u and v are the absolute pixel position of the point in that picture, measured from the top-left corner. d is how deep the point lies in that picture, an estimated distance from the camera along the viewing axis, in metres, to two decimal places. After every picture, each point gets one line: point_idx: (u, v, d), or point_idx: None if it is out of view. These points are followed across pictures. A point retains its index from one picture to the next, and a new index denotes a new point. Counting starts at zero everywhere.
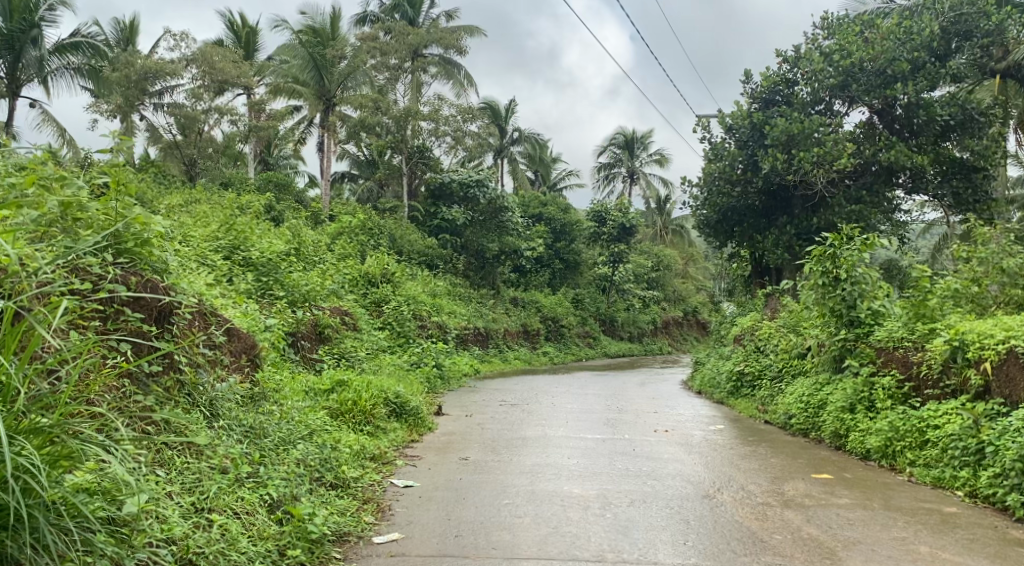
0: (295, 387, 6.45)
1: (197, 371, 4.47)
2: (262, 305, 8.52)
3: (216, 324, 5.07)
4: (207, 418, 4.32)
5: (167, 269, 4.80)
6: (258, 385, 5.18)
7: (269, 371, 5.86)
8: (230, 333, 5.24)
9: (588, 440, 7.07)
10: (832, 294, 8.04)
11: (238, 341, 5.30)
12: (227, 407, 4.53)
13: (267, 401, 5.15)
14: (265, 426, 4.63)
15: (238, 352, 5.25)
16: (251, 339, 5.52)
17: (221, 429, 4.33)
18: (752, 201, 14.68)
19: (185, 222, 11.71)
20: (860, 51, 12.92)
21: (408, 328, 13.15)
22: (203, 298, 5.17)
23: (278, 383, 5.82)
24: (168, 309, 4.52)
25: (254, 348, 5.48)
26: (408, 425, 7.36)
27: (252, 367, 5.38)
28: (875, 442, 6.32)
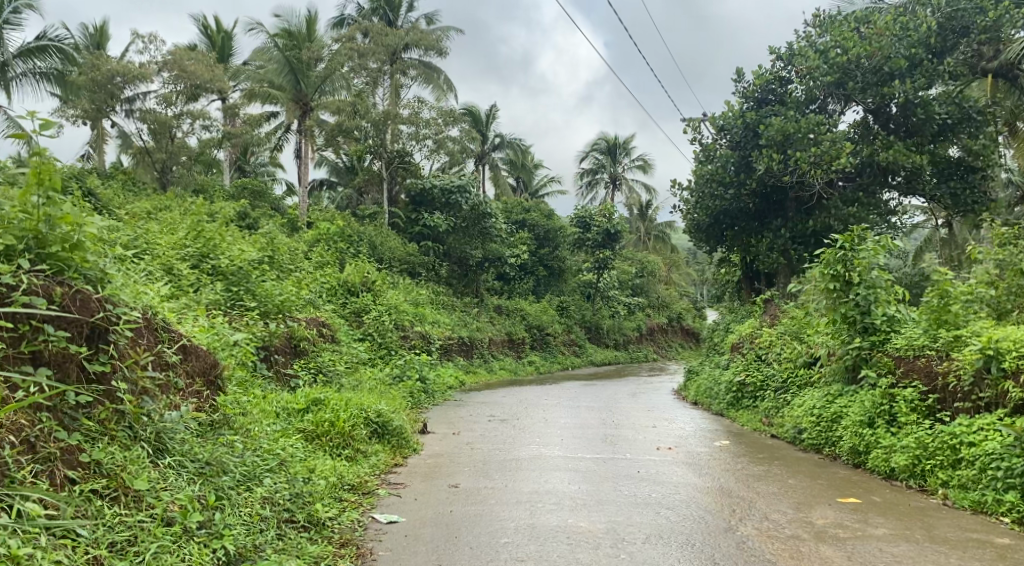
0: (265, 409, 5.84)
1: (141, 400, 3.93)
2: (230, 317, 7.88)
3: (167, 341, 4.47)
4: (151, 454, 3.76)
5: (106, 275, 4.17)
6: (217, 410, 4.58)
7: (235, 393, 5.25)
8: (185, 349, 4.62)
9: (587, 462, 6.50)
10: (844, 300, 7.57)
11: (196, 360, 4.69)
12: (176, 440, 3.93)
13: (229, 428, 4.54)
14: (225, 461, 4.05)
15: (195, 372, 4.64)
16: (212, 357, 4.90)
17: (169, 468, 3.75)
18: (744, 204, 14.23)
19: (150, 229, 11.04)
20: (857, 48, 12.53)
21: (391, 339, 12.54)
22: (153, 311, 4.56)
23: (244, 406, 5.20)
24: (104, 325, 3.88)
25: (215, 368, 4.87)
26: (390, 447, 6.74)
27: (212, 389, 4.78)
28: (901, 461, 5.83)
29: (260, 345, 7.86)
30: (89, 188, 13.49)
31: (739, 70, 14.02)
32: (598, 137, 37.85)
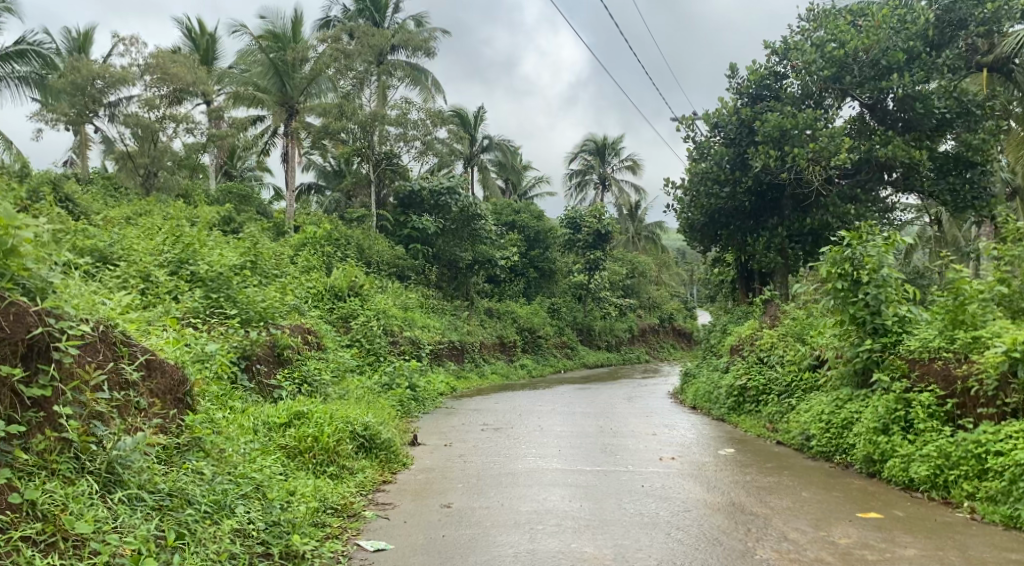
0: (242, 427, 5.45)
1: (91, 427, 3.63)
2: (208, 327, 7.47)
3: (126, 357, 4.13)
4: (100, 489, 3.47)
5: (51, 284, 3.83)
6: (183, 431, 4.23)
7: (207, 410, 4.86)
8: (148, 363, 4.28)
9: (587, 475, 6.12)
10: (853, 301, 7.23)
11: (161, 377, 4.33)
12: (133, 469, 3.63)
13: (199, 451, 4.20)
14: (189, 492, 3.73)
15: (161, 392, 4.28)
16: (179, 373, 4.52)
17: (121, 507, 3.44)
18: (740, 203, 13.90)
19: (127, 234, 10.61)
20: (855, 40, 12.24)
21: (379, 345, 12.15)
22: (112, 324, 4.22)
23: (217, 424, 4.82)
24: (44, 343, 3.56)
25: (184, 384, 4.52)
26: (378, 462, 6.35)
27: (180, 407, 4.42)
28: (921, 471, 5.52)
29: (239, 355, 7.45)
30: (65, 193, 13.05)
31: (733, 65, 13.70)
32: (587, 138, 37.55)
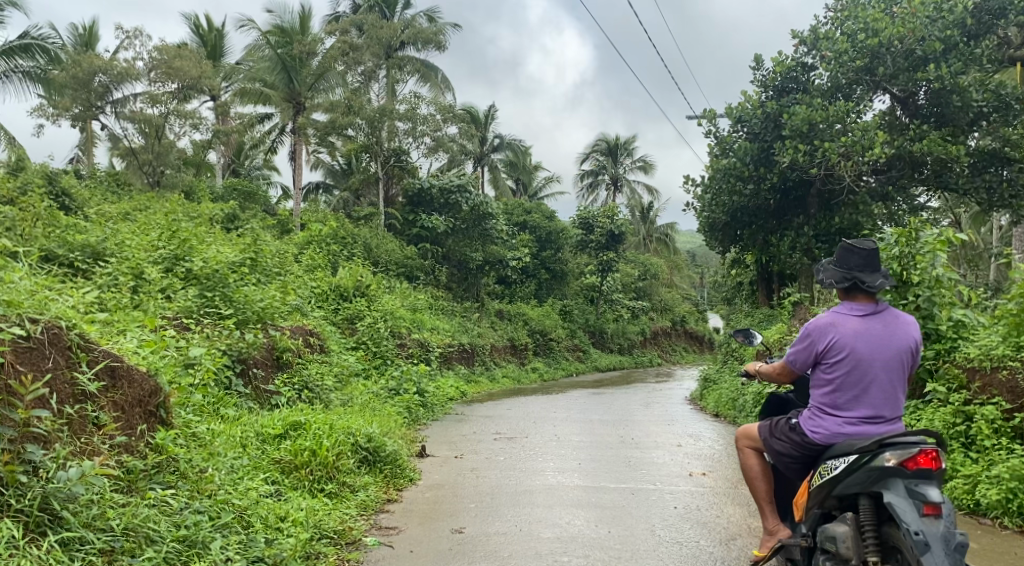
0: (231, 441, 4.95)
1: (26, 453, 3.13)
2: (199, 328, 6.94)
3: (81, 365, 3.70)
4: (30, 530, 2.96)
5: None
6: (152, 450, 3.78)
7: (189, 423, 4.40)
8: (113, 371, 3.85)
9: (613, 495, 5.56)
10: (900, 305, 6.65)
11: (130, 388, 3.89)
12: (80, 502, 3.14)
13: (171, 475, 3.74)
14: (144, 532, 3.22)
15: (129, 404, 3.84)
16: (152, 381, 4.07)
17: (58, 553, 2.92)
18: (763, 200, 13.28)
19: (120, 230, 10.11)
20: (888, 29, 11.59)
21: (386, 348, 11.55)
22: (65, 326, 3.77)
23: (200, 439, 4.35)
24: None
25: (160, 393, 4.08)
26: (382, 476, 5.77)
27: (152, 420, 3.99)
28: (992, 496, 4.99)
29: (233, 357, 6.94)
30: (61, 190, 12.58)
31: (757, 57, 13.11)
32: (598, 138, 36.99)
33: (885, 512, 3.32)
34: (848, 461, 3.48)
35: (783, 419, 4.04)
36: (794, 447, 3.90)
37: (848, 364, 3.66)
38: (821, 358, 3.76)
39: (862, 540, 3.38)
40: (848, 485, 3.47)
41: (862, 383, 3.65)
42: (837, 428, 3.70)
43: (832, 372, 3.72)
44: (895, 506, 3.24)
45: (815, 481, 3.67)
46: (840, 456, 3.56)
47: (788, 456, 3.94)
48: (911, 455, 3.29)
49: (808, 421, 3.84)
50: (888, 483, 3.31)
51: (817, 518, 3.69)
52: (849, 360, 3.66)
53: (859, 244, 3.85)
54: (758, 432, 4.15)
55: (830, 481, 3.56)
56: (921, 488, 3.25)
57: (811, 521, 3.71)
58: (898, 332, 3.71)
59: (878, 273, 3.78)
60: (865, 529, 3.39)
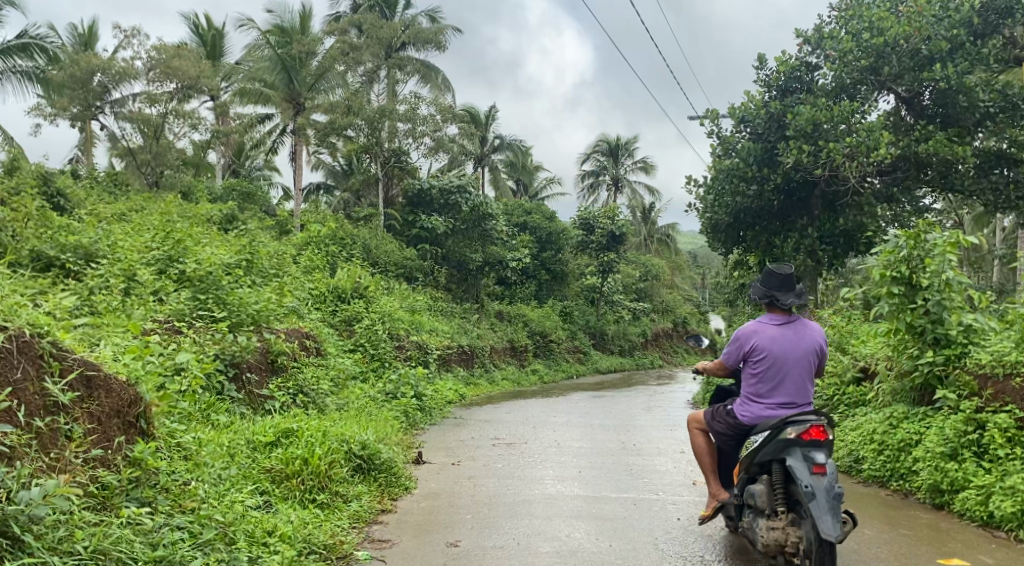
0: (219, 451, 4.83)
1: None
2: (191, 332, 6.79)
3: (53, 374, 3.64)
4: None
5: None
6: (130, 463, 3.72)
7: (171, 432, 4.34)
8: (89, 381, 3.80)
9: (615, 506, 5.42)
10: (909, 308, 6.49)
11: (107, 397, 3.83)
12: (45, 523, 3.03)
13: (152, 489, 3.73)
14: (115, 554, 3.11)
15: (106, 414, 3.78)
16: (131, 391, 4.00)
17: None
18: (766, 201, 13.10)
19: (114, 231, 9.95)
20: (894, 28, 11.41)
21: (383, 350, 11.37)
22: (38, 334, 3.71)
23: (182, 449, 4.29)
24: None
25: (140, 403, 4.02)
26: (376, 486, 5.61)
27: (132, 430, 3.92)
28: (1007, 507, 4.86)
29: (226, 361, 6.80)
30: (56, 190, 12.42)
31: (761, 56, 12.95)
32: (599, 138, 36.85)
33: (789, 474, 4.18)
34: (764, 435, 4.37)
35: (721, 406, 4.87)
36: (730, 428, 4.73)
37: (769, 360, 4.51)
38: (747, 357, 4.60)
39: (774, 496, 4.27)
40: (765, 454, 4.35)
41: (779, 376, 4.51)
42: (761, 412, 4.55)
43: (756, 369, 4.56)
44: (793, 468, 4.11)
45: (744, 454, 4.52)
46: (761, 432, 4.41)
47: (726, 436, 4.77)
48: (807, 428, 4.17)
49: (739, 407, 4.68)
50: (791, 450, 4.18)
51: (746, 482, 4.56)
52: (769, 357, 4.52)
53: (778, 267, 4.70)
54: (702, 417, 4.96)
55: (752, 452, 4.42)
56: (814, 453, 4.12)
57: (740, 483, 4.58)
58: (806, 337, 4.60)
59: (795, 290, 4.64)
60: (776, 488, 4.27)
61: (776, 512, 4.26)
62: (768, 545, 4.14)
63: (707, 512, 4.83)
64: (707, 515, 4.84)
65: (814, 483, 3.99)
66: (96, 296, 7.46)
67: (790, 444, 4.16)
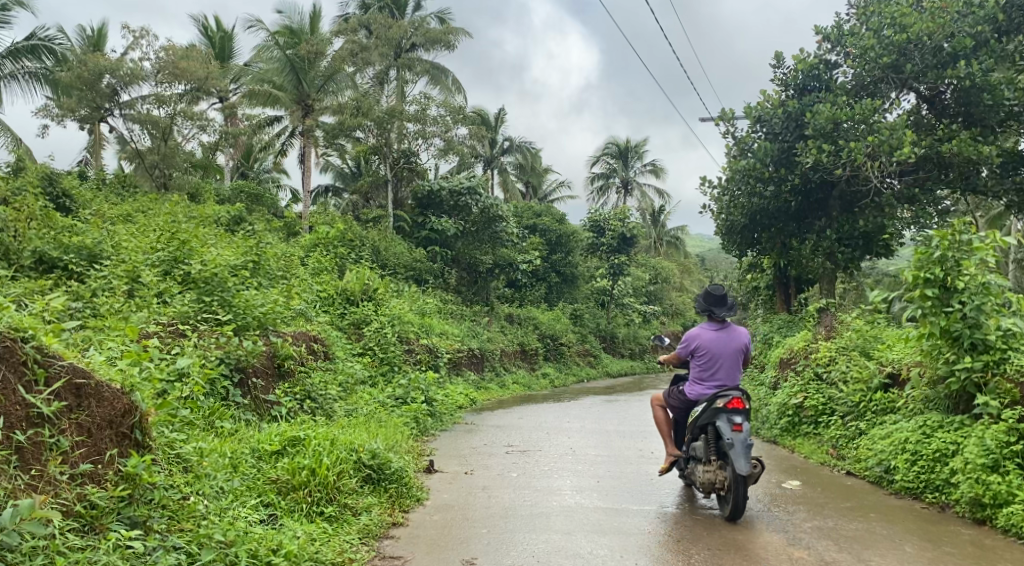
0: (223, 462, 4.66)
1: None
2: (194, 336, 6.58)
3: (39, 383, 3.52)
4: None
5: None
6: (122, 479, 3.61)
7: (172, 442, 4.17)
8: (78, 390, 3.67)
9: (639, 520, 5.19)
10: (943, 312, 6.19)
11: (102, 408, 3.69)
12: (20, 551, 3.00)
13: (146, 507, 3.62)
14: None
15: (96, 427, 3.64)
16: (128, 400, 3.82)
17: None
18: (784, 202, 12.77)
19: (117, 232, 9.75)
20: (918, 24, 11.05)
21: (393, 354, 11.10)
22: (22, 338, 3.55)
23: (182, 460, 4.14)
24: None
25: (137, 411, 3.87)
26: (387, 497, 5.36)
27: (128, 441, 3.79)
28: None
29: (231, 366, 6.58)
30: (60, 191, 12.23)
31: (778, 54, 12.67)
32: (609, 140, 36.58)
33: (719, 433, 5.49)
34: (704, 406, 5.70)
35: (674, 386, 6.18)
36: (680, 403, 6.03)
37: (706, 353, 5.80)
38: (692, 350, 5.90)
39: (709, 449, 5.60)
40: (704, 420, 5.68)
41: (714, 365, 5.80)
42: (701, 391, 5.85)
43: (696, 358, 5.87)
44: (720, 428, 5.43)
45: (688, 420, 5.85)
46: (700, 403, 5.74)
47: (677, 409, 6.07)
48: (730, 400, 5.48)
49: (685, 387, 5.98)
50: (719, 415, 5.51)
51: (693, 442, 5.88)
52: (706, 351, 5.81)
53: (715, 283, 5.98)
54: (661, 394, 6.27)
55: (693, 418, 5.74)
56: (735, 418, 5.44)
57: (689, 444, 5.89)
58: (737, 334, 5.88)
59: (729, 304, 5.97)
60: (711, 443, 5.60)
61: (712, 461, 5.57)
62: (703, 484, 5.44)
63: (666, 467, 6.13)
64: (666, 469, 6.14)
65: (732, 436, 5.30)
66: (98, 299, 7.26)
67: (717, 410, 5.50)
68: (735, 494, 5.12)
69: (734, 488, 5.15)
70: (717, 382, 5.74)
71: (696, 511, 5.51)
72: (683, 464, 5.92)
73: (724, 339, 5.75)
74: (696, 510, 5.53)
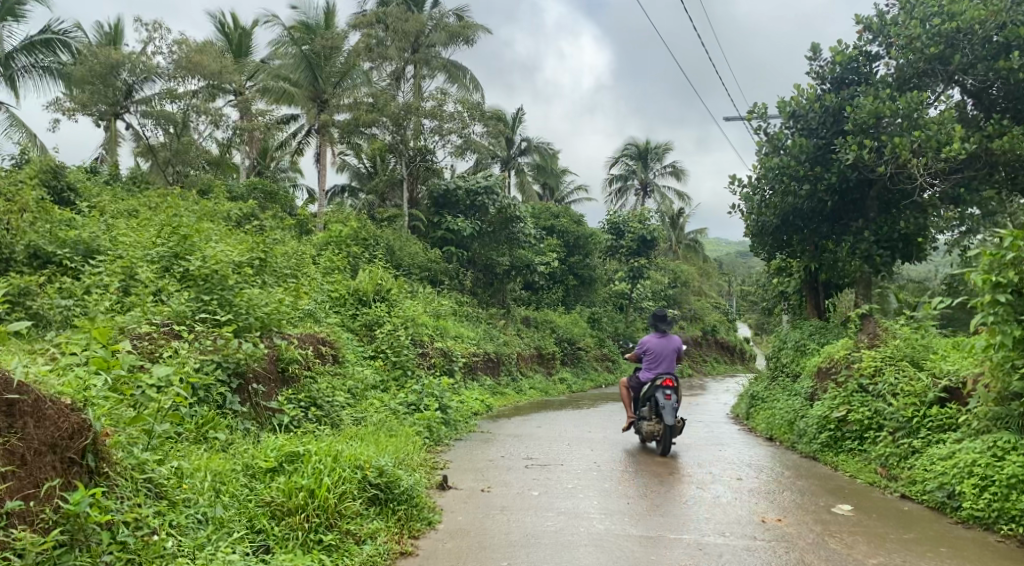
0: (201, 484, 4.23)
1: None
2: (191, 338, 6.08)
3: None
4: None
5: None
6: (60, 518, 3.33)
7: (129, 466, 3.87)
8: (11, 408, 3.39)
9: (677, 553, 4.61)
10: (1016, 321, 5.58)
11: (41, 430, 3.45)
12: None
13: (91, 551, 3.35)
14: None
15: (27, 456, 3.36)
16: (69, 420, 3.57)
17: None
18: (820, 202, 12.05)
19: (117, 227, 9.25)
20: (968, 11, 10.35)
21: (406, 358, 10.53)
22: None
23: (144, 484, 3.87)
24: None
25: (87, 434, 3.61)
26: (395, 520, 4.79)
27: (74, 468, 3.54)
28: None
29: (229, 371, 6.09)
30: (64, 185, 11.88)
31: (814, 46, 12.01)
32: (628, 141, 35.91)
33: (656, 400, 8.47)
34: (648, 385, 8.66)
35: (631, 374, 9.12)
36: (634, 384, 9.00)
37: (651, 351, 8.78)
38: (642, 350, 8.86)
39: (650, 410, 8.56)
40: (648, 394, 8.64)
41: (658, 359, 8.73)
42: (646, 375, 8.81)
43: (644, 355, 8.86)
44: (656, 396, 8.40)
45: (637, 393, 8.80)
46: (644, 381, 8.72)
47: (632, 388, 9.00)
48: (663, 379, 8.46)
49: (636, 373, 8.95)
50: (657, 389, 8.47)
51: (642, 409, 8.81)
52: (652, 350, 8.79)
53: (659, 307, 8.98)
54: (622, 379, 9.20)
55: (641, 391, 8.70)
56: (666, 391, 8.40)
57: (639, 410, 8.83)
58: (672, 339, 8.84)
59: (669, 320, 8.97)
60: (653, 407, 8.57)
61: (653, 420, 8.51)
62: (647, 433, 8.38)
63: (626, 427, 9.03)
64: (626, 428, 9.05)
65: (663, 401, 8.25)
66: (90, 298, 6.79)
67: (655, 386, 8.46)
68: (665, 436, 8.06)
69: (663, 433, 8.08)
70: (658, 370, 8.69)
71: (643, 450, 8.43)
72: (636, 424, 8.84)
73: (663, 341, 8.71)
74: (643, 451, 8.43)
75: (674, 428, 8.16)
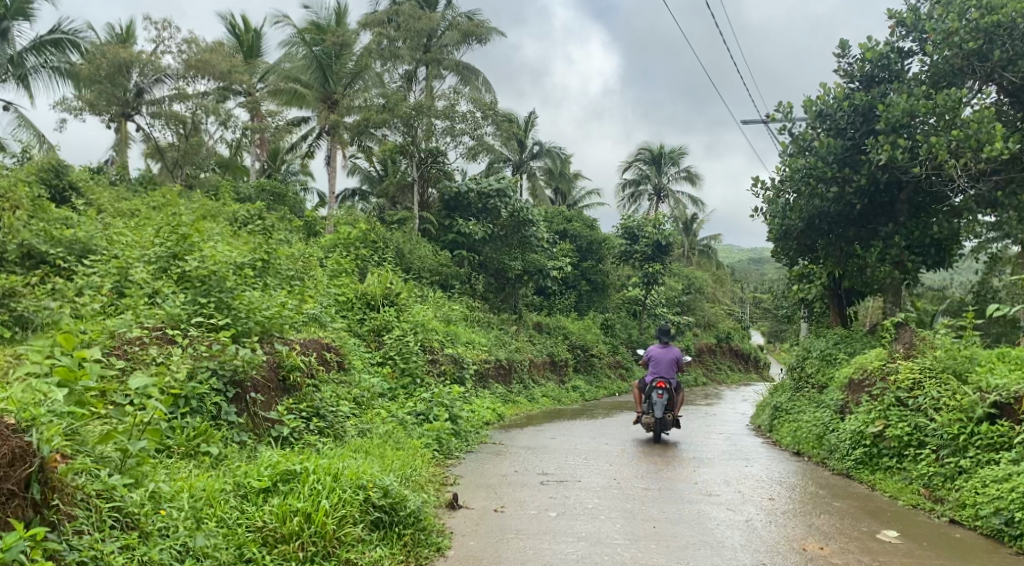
0: (175, 509, 3.79)
1: None
2: (185, 344, 5.68)
3: None
4: None
5: None
6: None
7: (83, 497, 3.48)
8: None
9: None
10: None
11: None
12: None
13: None
14: None
15: None
16: (7, 444, 3.23)
17: None
18: (847, 204, 11.53)
19: (114, 227, 8.85)
20: (1009, 5, 9.84)
21: (416, 364, 10.11)
22: None
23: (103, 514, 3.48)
24: None
25: (31, 461, 3.26)
26: (400, 547, 4.35)
27: (15, 501, 3.18)
28: None
29: (225, 379, 5.66)
30: (67, 184, 11.57)
31: (842, 43, 11.53)
32: (642, 146, 35.49)
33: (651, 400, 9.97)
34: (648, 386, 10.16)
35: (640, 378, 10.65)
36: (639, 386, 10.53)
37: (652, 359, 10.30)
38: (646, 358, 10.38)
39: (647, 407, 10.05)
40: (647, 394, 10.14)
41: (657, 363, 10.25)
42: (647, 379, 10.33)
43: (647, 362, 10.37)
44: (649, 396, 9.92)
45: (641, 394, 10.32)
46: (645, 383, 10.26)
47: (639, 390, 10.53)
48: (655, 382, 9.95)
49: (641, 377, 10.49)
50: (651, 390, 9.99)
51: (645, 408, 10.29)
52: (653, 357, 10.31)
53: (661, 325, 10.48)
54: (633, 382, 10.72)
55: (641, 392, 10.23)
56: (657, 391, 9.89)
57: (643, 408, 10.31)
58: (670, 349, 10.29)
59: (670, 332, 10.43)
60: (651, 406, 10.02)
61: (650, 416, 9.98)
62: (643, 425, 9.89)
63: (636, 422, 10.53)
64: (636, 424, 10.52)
65: (654, 400, 9.75)
66: (81, 299, 6.40)
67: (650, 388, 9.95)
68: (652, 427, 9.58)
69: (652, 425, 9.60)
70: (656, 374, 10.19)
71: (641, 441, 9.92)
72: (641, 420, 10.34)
73: (661, 350, 10.20)
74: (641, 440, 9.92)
75: (662, 422, 9.64)
